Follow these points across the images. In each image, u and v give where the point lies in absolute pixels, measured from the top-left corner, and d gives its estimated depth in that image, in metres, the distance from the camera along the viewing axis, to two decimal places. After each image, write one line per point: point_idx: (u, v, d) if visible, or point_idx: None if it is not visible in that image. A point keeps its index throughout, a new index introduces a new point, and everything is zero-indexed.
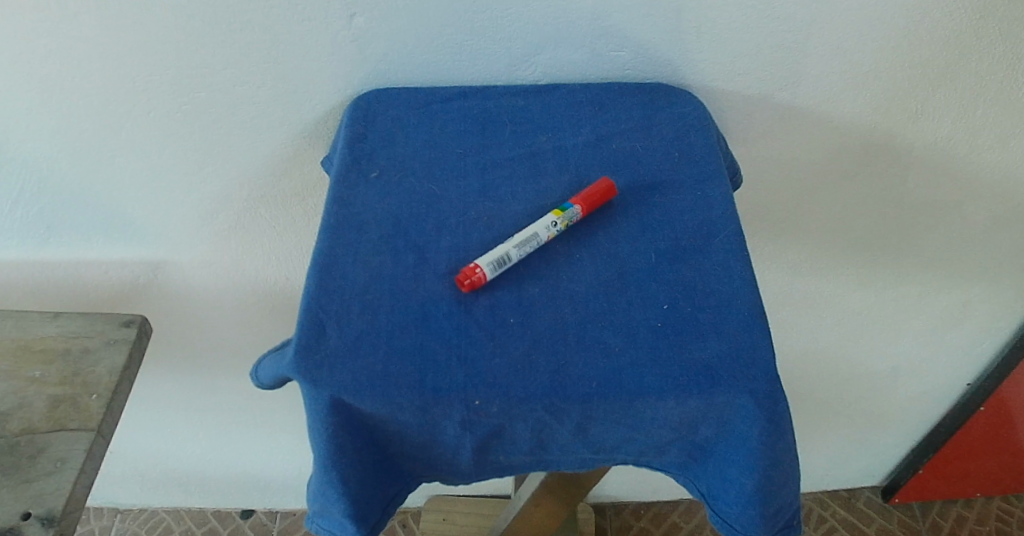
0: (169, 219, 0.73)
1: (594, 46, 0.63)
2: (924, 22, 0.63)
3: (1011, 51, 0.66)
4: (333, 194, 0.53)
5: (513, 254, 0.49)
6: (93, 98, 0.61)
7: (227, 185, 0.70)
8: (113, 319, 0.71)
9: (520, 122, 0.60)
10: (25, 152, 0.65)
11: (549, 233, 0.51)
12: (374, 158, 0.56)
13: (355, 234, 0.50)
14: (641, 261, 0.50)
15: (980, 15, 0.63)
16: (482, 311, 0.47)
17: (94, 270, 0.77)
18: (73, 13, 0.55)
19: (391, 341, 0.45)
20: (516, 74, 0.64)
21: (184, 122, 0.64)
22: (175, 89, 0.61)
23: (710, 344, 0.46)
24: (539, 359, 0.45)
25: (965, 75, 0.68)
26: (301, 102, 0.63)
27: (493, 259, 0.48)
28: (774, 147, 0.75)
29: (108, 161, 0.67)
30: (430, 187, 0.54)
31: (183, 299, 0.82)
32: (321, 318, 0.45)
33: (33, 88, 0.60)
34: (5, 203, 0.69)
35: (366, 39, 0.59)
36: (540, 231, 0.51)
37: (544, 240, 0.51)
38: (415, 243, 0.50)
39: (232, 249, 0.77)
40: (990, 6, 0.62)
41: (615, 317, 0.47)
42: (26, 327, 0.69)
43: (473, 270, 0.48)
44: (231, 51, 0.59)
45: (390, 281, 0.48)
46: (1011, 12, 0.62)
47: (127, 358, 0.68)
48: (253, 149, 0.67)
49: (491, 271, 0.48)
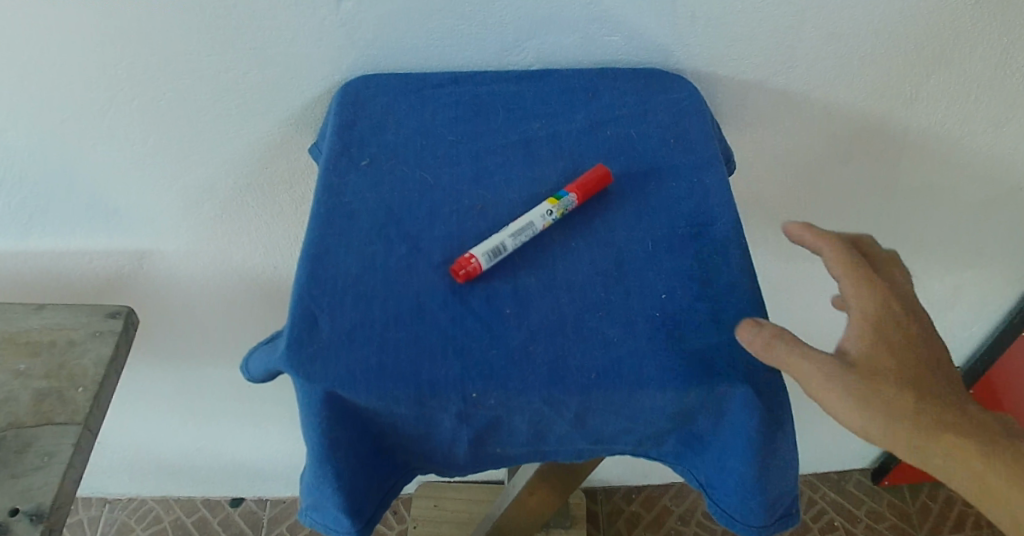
0: (154, 207, 0.71)
1: (588, 31, 0.62)
2: (918, 8, 0.63)
3: (1004, 36, 0.66)
4: (323, 182, 0.52)
5: (509, 243, 0.48)
6: (74, 85, 0.59)
7: (214, 173, 0.69)
8: (99, 310, 0.69)
9: (514, 107, 0.59)
10: (5, 139, 0.63)
11: (544, 221, 0.50)
12: (364, 145, 0.55)
13: (346, 223, 0.49)
14: (638, 250, 0.50)
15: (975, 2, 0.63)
16: (478, 301, 0.46)
17: (78, 260, 0.76)
18: None
19: (385, 333, 0.44)
20: (508, 59, 0.63)
21: (169, 109, 0.62)
22: (160, 75, 0.60)
23: (708, 334, 0.45)
24: (538, 350, 0.44)
25: (959, 60, 0.68)
26: (289, 89, 0.62)
27: (488, 248, 0.47)
28: (768, 132, 0.74)
29: (90, 149, 0.65)
30: (422, 174, 0.53)
31: (170, 289, 0.81)
32: (313, 309, 0.44)
33: (12, 74, 0.58)
34: None
35: (355, 23, 0.58)
36: (536, 220, 0.50)
37: (539, 229, 0.50)
38: (408, 232, 0.49)
39: (219, 238, 0.76)
40: None
41: (613, 307, 0.47)
42: (10, 319, 0.67)
43: (467, 260, 0.47)
44: (216, 36, 0.58)
45: (383, 271, 0.47)
46: None
47: (114, 349, 0.66)
48: (241, 136, 0.65)
49: (487, 261, 0.47)
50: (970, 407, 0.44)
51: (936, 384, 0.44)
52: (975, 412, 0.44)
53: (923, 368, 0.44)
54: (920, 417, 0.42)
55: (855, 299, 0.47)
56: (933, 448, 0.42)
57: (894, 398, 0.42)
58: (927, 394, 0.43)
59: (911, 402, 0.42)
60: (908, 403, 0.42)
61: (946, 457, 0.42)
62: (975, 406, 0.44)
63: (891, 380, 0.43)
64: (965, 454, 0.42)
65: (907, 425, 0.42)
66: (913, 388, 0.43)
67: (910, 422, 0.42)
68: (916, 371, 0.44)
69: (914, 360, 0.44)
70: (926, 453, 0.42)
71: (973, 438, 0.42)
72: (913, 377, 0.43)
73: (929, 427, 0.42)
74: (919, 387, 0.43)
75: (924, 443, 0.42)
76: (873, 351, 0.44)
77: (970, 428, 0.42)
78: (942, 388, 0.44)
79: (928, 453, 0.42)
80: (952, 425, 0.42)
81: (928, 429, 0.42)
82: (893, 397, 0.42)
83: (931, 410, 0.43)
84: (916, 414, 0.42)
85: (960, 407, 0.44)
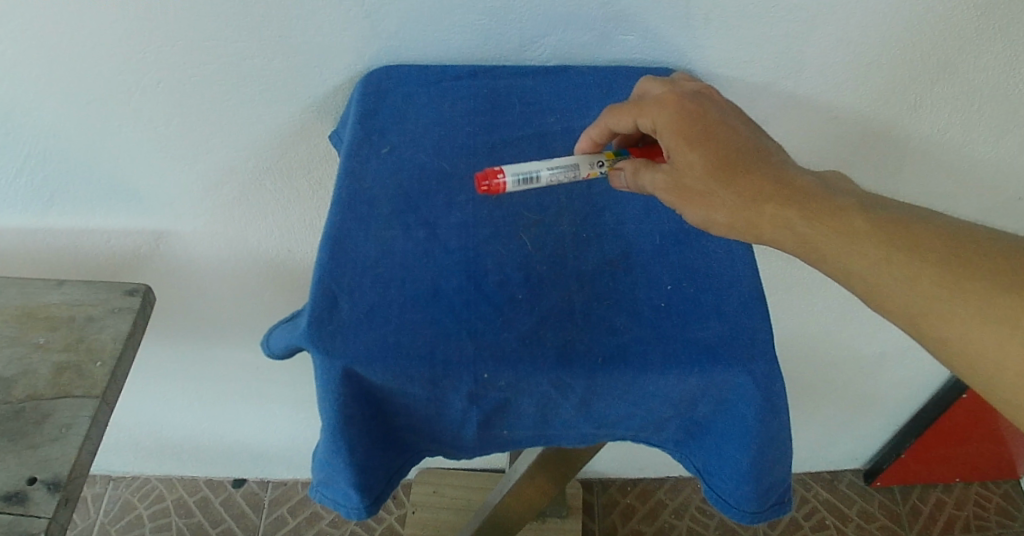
0: (174, 189, 0.73)
1: (604, 29, 0.64)
2: (927, 16, 0.65)
3: (1011, 48, 0.67)
4: (345, 168, 0.54)
5: (546, 174, 0.52)
6: (102, 67, 0.61)
7: (232, 158, 0.70)
8: (117, 288, 0.70)
9: (530, 102, 0.61)
10: (32, 118, 0.64)
11: (591, 170, 0.53)
12: (384, 134, 0.56)
13: (366, 209, 0.51)
14: (647, 243, 0.52)
15: (983, 12, 0.64)
16: (492, 286, 0.48)
17: (96, 239, 0.77)
18: None
19: (402, 314, 0.46)
20: (526, 55, 0.65)
21: (192, 93, 0.64)
22: (184, 59, 0.61)
23: (712, 325, 0.47)
24: (548, 335, 0.46)
25: (966, 70, 0.69)
26: (310, 77, 0.64)
27: (526, 172, 0.51)
28: (775, 133, 0.76)
29: (114, 130, 0.66)
30: (440, 163, 0.55)
31: (185, 270, 0.83)
32: (334, 289, 0.46)
33: (41, 53, 0.59)
34: (8, 172, 0.69)
35: (378, 15, 0.60)
36: (583, 166, 0.53)
37: (582, 175, 0.53)
38: (425, 218, 0.51)
39: (234, 221, 0.77)
40: (992, 3, 0.63)
41: (622, 297, 0.48)
42: (30, 294, 0.69)
43: (495, 175, 0.50)
44: (241, 25, 0.59)
45: (401, 255, 0.48)
46: (1011, 9, 0.63)
47: (131, 326, 0.68)
48: (260, 122, 0.67)
49: (520, 183, 0.51)
50: (952, 233, 0.43)
51: (888, 215, 0.44)
52: (965, 238, 0.42)
53: (813, 192, 0.46)
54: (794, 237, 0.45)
55: (658, 127, 0.50)
56: (892, 291, 0.42)
57: (738, 213, 0.47)
58: (852, 227, 0.44)
59: (797, 224, 0.45)
60: (828, 239, 0.44)
61: (906, 293, 0.42)
62: (939, 230, 0.43)
63: (722, 186, 0.47)
64: (922, 298, 0.41)
65: (846, 264, 0.44)
66: (838, 224, 0.44)
67: (845, 266, 0.44)
68: (815, 198, 0.46)
69: (775, 176, 0.47)
70: (876, 291, 0.43)
71: (933, 268, 0.41)
72: (803, 199, 0.46)
73: (867, 264, 0.43)
74: (782, 201, 0.46)
75: (872, 277, 0.43)
76: (691, 164, 0.49)
77: (943, 257, 0.42)
78: (889, 217, 0.44)
79: (883, 293, 0.42)
80: (902, 259, 0.42)
81: (871, 268, 0.43)
82: (742, 212, 0.47)
83: (886, 246, 0.43)
84: (847, 259, 0.43)
85: (929, 233, 0.43)
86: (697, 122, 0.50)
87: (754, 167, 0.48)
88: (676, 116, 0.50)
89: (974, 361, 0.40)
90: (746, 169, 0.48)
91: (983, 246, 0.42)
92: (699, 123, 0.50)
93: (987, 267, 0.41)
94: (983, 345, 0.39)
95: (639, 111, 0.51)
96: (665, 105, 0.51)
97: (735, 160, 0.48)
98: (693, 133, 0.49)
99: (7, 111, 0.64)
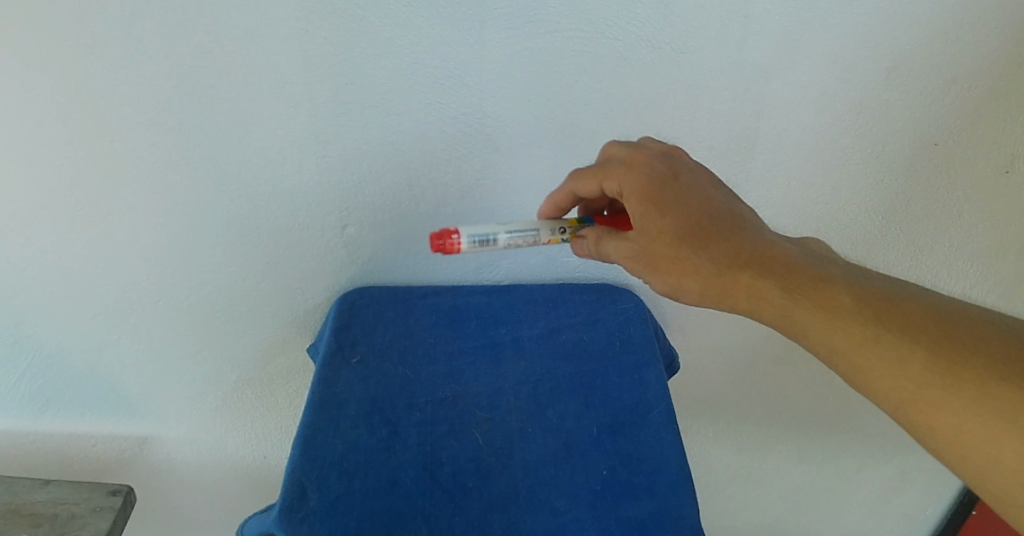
0: (163, 396, 0.80)
1: (549, 253, 0.75)
2: (838, 224, 0.80)
3: (911, 244, 0.84)
4: (320, 374, 0.62)
5: (501, 238, 0.61)
6: (112, 286, 0.69)
7: (221, 367, 0.78)
8: (102, 488, 0.74)
9: (484, 315, 0.71)
10: (38, 336, 0.71)
11: (551, 235, 0.63)
12: (355, 344, 0.66)
13: (336, 410, 0.59)
14: (584, 434, 0.60)
15: (883, 217, 0.81)
16: (445, 476, 0.55)
17: (80, 444, 0.81)
18: (107, 213, 0.64)
19: (362, 503, 0.52)
20: (484, 276, 0.76)
21: (190, 308, 0.73)
22: (186, 280, 0.70)
23: (642, 504, 0.55)
24: (495, 518, 0.53)
25: (878, 261, 0.85)
26: (296, 295, 0.74)
27: (479, 236, 0.60)
28: (708, 338, 0.85)
29: (114, 342, 0.74)
30: (404, 370, 0.64)
31: (166, 472, 0.87)
32: (303, 481, 0.53)
33: (57, 280, 0.67)
34: (7, 384, 0.74)
35: (355, 244, 0.72)
36: (545, 232, 0.63)
37: (544, 240, 0.63)
38: (388, 417, 0.59)
39: (217, 426, 0.84)
40: (890, 210, 0.80)
41: (561, 482, 0.56)
42: (17, 492, 0.73)
43: (450, 236, 0.59)
44: (239, 251, 0.70)
45: (365, 452, 0.56)
46: (904, 214, 0.81)
47: (111, 524, 0.72)
48: (249, 334, 0.76)
49: (473, 245, 0.60)
50: (933, 311, 0.49)
51: (870, 290, 0.51)
52: (946, 320, 0.49)
53: (790, 265, 0.54)
54: (774, 308, 0.52)
55: (623, 190, 0.58)
56: (879, 370, 0.48)
57: (716, 282, 0.54)
58: (835, 303, 0.51)
59: (779, 299, 0.52)
60: (811, 313, 0.51)
61: (898, 380, 0.47)
62: (918, 310, 0.50)
63: (697, 256, 0.55)
64: (907, 382, 0.47)
65: (829, 339, 0.50)
66: (823, 299, 0.51)
67: (830, 343, 0.50)
68: (795, 273, 0.53)
69: (751, 244, 0.55)
70: (862, 370, 0.49)
71: (920, 354, 0.47)
72: (783, 271, 0.53)
73: (853, 343, 0.49)
74: (757, 272, 0.53)
75: (857, 355, 0.49)
76: (663, 229, 0.56)
77: (928, 338, 0.48)
78: (871, 292, 0.51)
79: (869, 374, 0.48)
80: (891, 342, 0.48)
81: (854, 346, 0.49)
82: (720, 281, 0.54)
83: (870, 322, 0.49)
84: (830, 334, 0.50)
85: (913, 313, 0.49)
86: (666, 187, 0.58)
87: (729, 238, 0.55)
88: (638, 181, 0.58)
89: (968, 454, 0.45)
90: (719, 237, 0.56)
91: (958, 328, 0.48)
92: (664, 188, 0.58)
93: (968, 352, 0.47)
94: (977, 438, 0.44)
95: (605, 176, 0.60)
96: (630, 170, 0.59)
97: (711, 229, 0.56)
98: (662, 200, 0.57)
99: (16, 329, 0.70)
